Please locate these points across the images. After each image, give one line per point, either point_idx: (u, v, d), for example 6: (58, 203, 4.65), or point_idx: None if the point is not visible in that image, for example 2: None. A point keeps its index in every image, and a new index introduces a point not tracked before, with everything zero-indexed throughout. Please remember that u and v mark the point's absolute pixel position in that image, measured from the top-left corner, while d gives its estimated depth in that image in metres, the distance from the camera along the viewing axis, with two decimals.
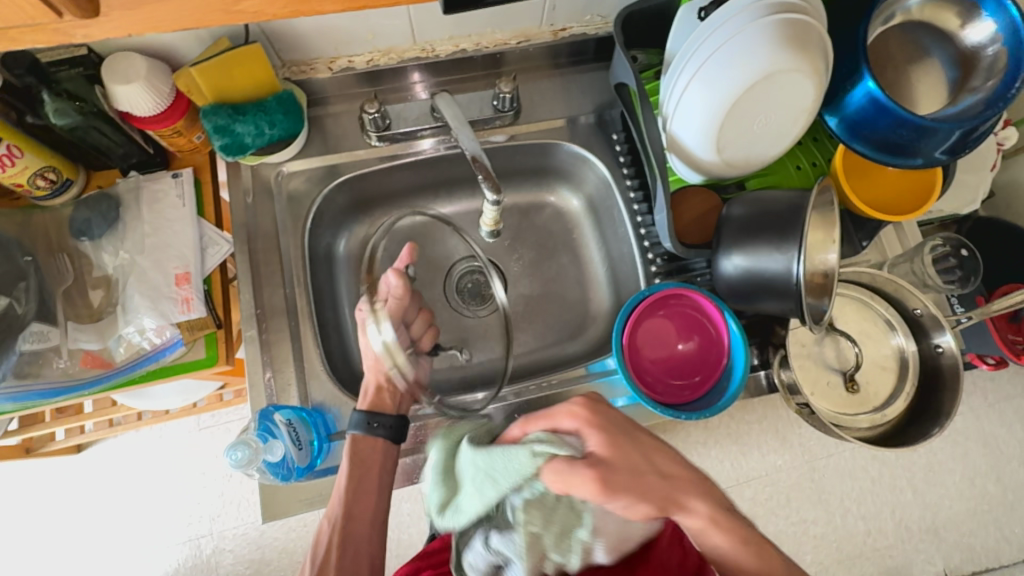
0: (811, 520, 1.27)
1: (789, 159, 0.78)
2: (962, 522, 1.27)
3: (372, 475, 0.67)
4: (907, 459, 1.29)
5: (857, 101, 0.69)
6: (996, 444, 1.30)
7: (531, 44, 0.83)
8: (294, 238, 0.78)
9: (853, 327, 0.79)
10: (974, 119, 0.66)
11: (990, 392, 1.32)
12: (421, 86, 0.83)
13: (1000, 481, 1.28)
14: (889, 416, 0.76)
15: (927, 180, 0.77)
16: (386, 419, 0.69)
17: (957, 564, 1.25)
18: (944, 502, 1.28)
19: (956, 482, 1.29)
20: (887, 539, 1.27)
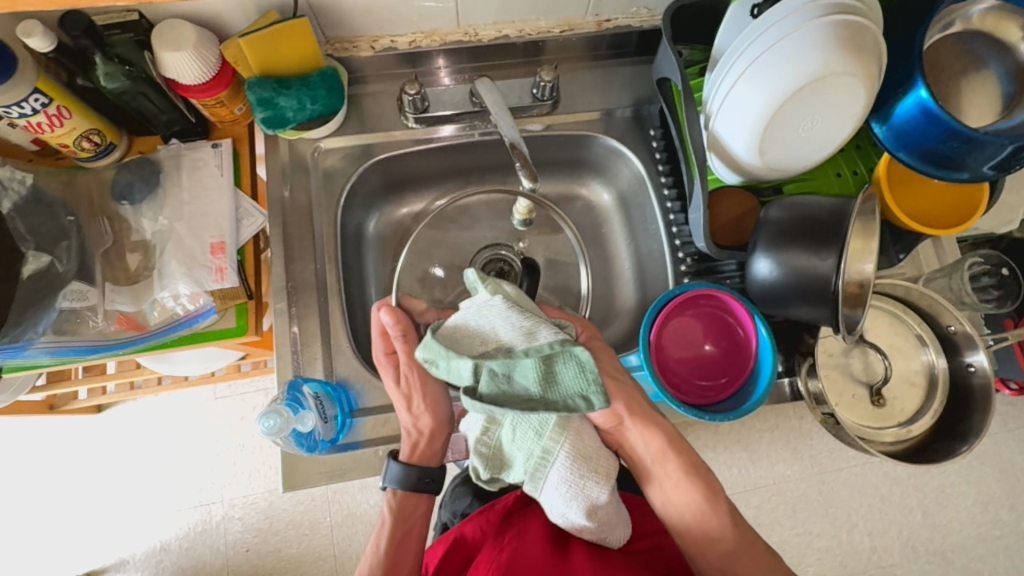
0: (817, 532, 1.27)
1: (830, 166, 0.77)
2: (971, 546, 1.26)
3: (411, 535, 0.69)
4: (918, 478, 1.28)
5: (906, 110, 0.67)
6: (1012, 470, 1.29)
7: (574, 33, 0.82)
8: (327, 214, 0.78)
9: (883, 341, 0.78)
10: None
11: (1010, 417, 1.31)
12: (450, 70, 0.83)
13: (1013, 508, 1.27)
14: (914, 432, 0.75)
15: (974, 196, 0.74)
16: (436, 473, 0.69)
17: None
18: (953, 524, 1.27)
19: (968, 505, 1.27)
20: (893, 557, 1.26)
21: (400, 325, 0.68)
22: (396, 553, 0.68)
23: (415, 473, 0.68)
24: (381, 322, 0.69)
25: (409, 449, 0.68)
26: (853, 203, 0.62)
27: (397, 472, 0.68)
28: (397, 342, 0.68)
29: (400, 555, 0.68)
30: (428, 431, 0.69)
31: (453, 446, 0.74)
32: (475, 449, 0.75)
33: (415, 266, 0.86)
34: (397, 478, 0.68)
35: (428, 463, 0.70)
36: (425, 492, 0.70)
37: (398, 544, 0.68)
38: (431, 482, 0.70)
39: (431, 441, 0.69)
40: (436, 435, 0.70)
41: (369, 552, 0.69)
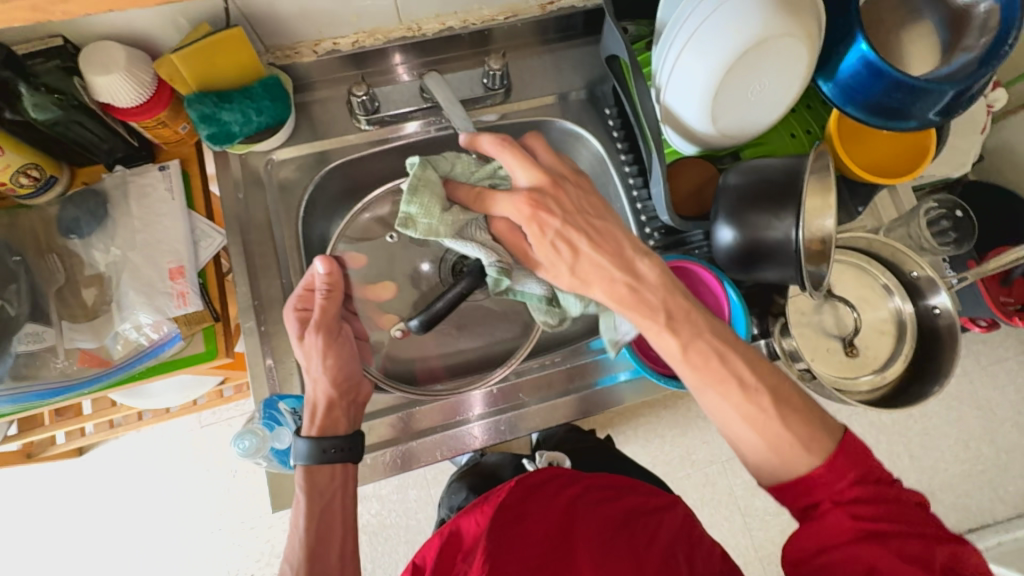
0: None
1: (783, 127, 0.78)
2: (957, 483, 1.32)
3: (333, 507, 0.65)
4: (902, 423, 1.33)
5: (850, 65, 0.68)
6: (989, 405, 1.34)
7: (519, 19, 0.81)
8: (287, 227, 0.77)
9: (851, 293, 0.79)
10: (966, 79, 0.65)
11: (982, 354, 1.36)
12: (406, 68, 0.82)
13: (994, 442, 1.33)
14: (889, 378, 0.76)
15: (920, 142, 0.76)
16: (341, 442, 0.65)
17: (953, 525, 1.31)
18: (939, 463, 1.33)
19: (951, 444, 1.33)
20: None
21: (330, 279, 0.66)
22: (320, 526, 0.64)
23: (321, 445, 0.64)
24: (312, 277, 0.67)
25: (309, 419, 0.66)
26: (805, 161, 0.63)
27: (308, 446, 0.64)
28: (321, 294, 0.67)
29: (324, 529, 0.64)
30: (326, 402, 0.66)
31: (442, 446, 0.75)
32: (478, 439, 0.75)
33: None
34: (306, 453, 0.65)
35: (331, 434, 0.66)
36: (341, 464, 0.66)
37: (318, 519, 0.64)
38: (344, 451, 0.66)
39: (331, 410, 0.67)
40: (340, 400, 0.68)
41: (292, 529, 0.64)
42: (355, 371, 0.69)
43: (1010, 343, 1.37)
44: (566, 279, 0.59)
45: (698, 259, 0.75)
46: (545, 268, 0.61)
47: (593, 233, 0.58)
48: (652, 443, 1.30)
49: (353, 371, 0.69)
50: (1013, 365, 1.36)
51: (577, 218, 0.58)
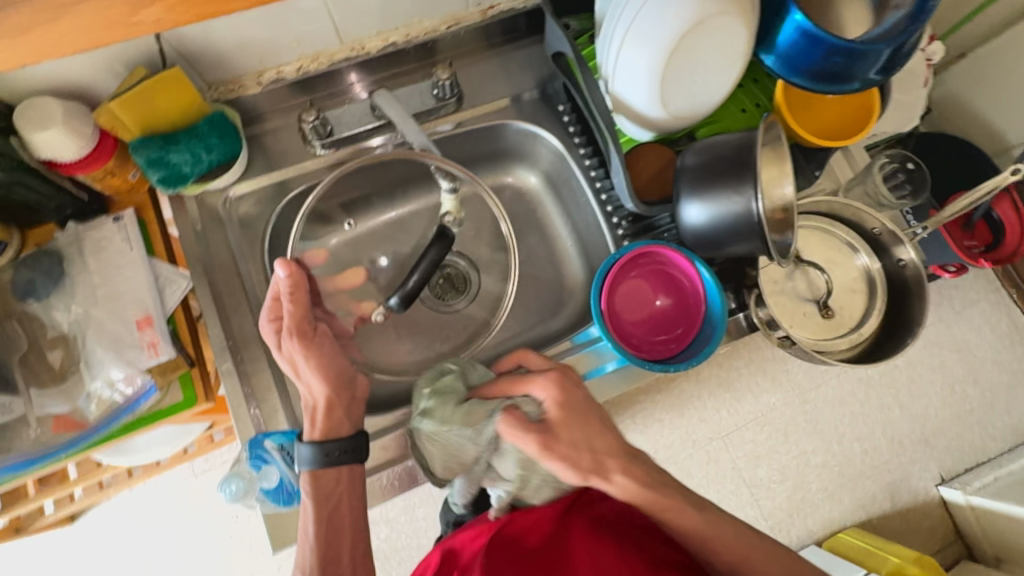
0: (811, 450, 1.35)
1: (733, 103, 0.80)
2: (948, 426, 1.37)
3: (341, 509, 0.65)
4: (889, 376, 1.37)
5: (788, 36, 0.70)
6: (968, 347, 1.40)
7: (462, 27, 0.81)
8: (254, 262, 0.76)
9: (819, 257, 0.81)
10: (900, 35, 0.67)
11: (955, 299, 1.41)
12: (362, 86, 0.82)
13: (977, 381, 1.39)
14: (866, 335, 0.78)
15: (865, 101, 0.78)
16: (344, 443, 0.65)
17: (951, 467, 1.36)
18: (930, 410, 1.37)
19: (938, 389, 1.38)
20: (883, 455, 1.36)
21: (294, 281, 0.63)
22: (328, 531, 0.64)
23: (325, 449, 0.64)
24: (276, 284, 0.64)
25: (310, 423, 0.66)
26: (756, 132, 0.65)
27: (312, 450, 0.64)
28: (287, 299, 0.64)
29: (333, 532, 0.65)
30: (325, 402, 0.65)
31: None
32: None
33: (361, 295, 0.85)
34: (310, 457, 0.64)
35: (337, 435, 0.66)
36: (346, 466, 0.66)
37: (326, 523, 0.64)
38: (350, 452, 0.65)
39: (329, 410, 0.66)
40: (337, 399, 0.66)
41: (302, 536, 0.65)
42: (346, 366, 0.68)
43: (978, 284, 1.43)
44: (571, 472, 0.61)
45: (668, 243, 0.75)
46: (554, 458, 0.61)
47: (599, 435, 0.63)
48: (652, 429, 1.31)
49: (340, 370, 0.67)
50: (983, 305, 1.43)
51: (593, 412, 0.64)
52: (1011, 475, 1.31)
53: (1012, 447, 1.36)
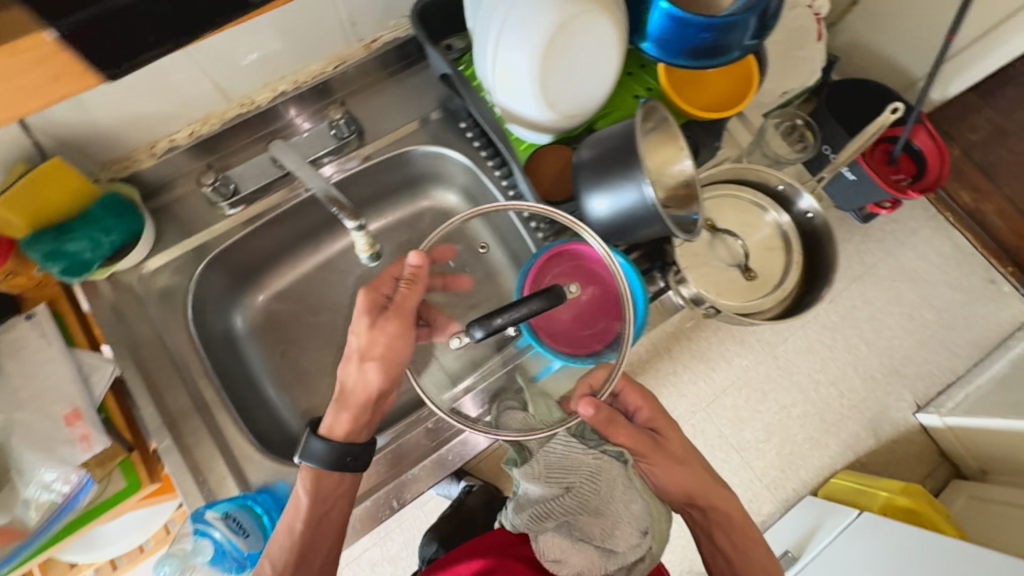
0: (790, 403, 1.38)
1: (625, 91, 0.81)
2: (914, 353, 1.41)
3: (332, 512, 0.65)
4: (849, 317, 1.42)
5: (659, 24, 0.73)
6: (919, 274, 1.45)
7: (349, 64, 0.82)
8: (180, 332, 0.75)
9: (732, 224, 0.83)
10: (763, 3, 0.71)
11: (897, 232, 1.47)
12: (305, 115, 0.83)
13: (934, 305, 1.44)
14: (789, 289, 0.81)
15: (746, 71, 0.81)
16: (360, 451, 0.65)
17: (924, 393, 1.40)
18: (894, 342, 1.42)
19: (898, 320, 1.43)
20: (859, 393, 1.40)
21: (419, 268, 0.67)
22: (317, 531, 0.64)
23: (338, 450, 0.64)
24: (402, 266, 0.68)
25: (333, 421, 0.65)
26: (636, 119, 0.66)
27: (319, 449, 0.64)
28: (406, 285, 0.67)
29: (319, 535, 0.64)
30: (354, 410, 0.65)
31: (401, 491, 0.75)
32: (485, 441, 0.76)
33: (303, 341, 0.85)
34: (318, 455, 0.64)
35: (353, 440, 0.66)
36: (352, 471, 0.66)
37: (316, 524, 0.63)
38: (358, 461, 0.65)
39: (358, 413, 0.66)
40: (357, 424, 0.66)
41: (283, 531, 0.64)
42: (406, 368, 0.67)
43: (915, 214, 1.50)
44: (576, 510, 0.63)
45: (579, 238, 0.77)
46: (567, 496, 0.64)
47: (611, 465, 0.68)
48: None
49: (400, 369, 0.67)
50: (924, 233, 1.48)
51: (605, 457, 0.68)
52: (979, 390, 1.35)
53: (977, 362, 1.40)
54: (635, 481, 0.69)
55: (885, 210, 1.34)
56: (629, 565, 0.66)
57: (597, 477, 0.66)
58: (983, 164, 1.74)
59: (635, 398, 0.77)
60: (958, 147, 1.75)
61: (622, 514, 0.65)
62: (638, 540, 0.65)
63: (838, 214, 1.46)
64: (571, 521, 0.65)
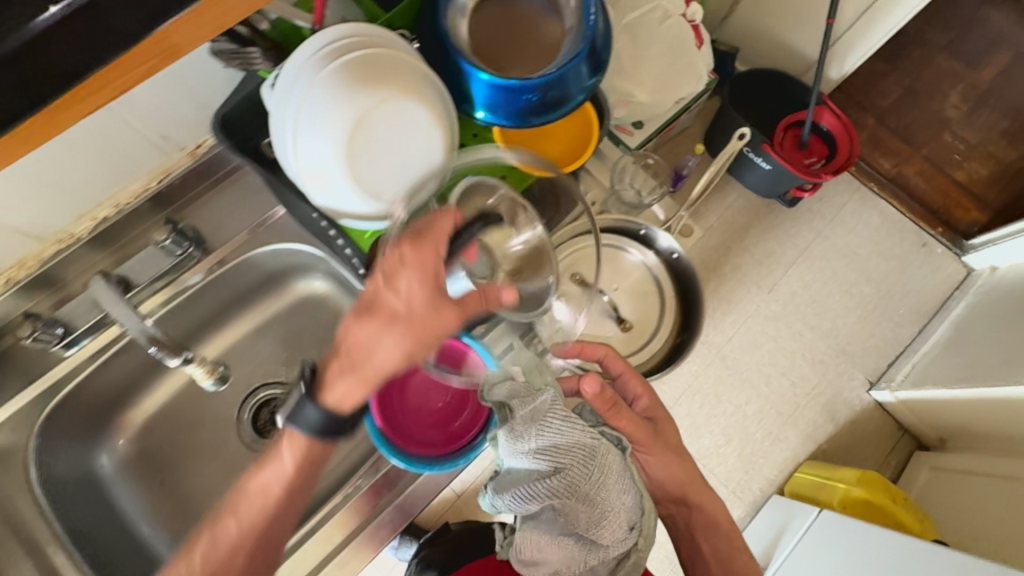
0: (745, 401, 1.35)
1: (474, 154, 0.78)
2: (857, 330, 1.40)
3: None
4: (789, 304, 1.41)
5: (482, 93, 0.71)
6: (852, 251, 1.44)
7: (175, 175, 0.78)
8: (27, 493, 0.71)
9: (602, 276, 0.80)
10: (582, 51, 0.70)
11: (823, 212, 1.46)
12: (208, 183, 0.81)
13: (870, 279, 1.43)
14: (666, 333, 0.79)
15: (585, 117, 0.79)
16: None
17: (875, 368, 1.38)
18: (837, 322, 1.40)
19: (839, 299, 1.41)
20: (812, 380, 1.37)
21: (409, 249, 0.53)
22: None
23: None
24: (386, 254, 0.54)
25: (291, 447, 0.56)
26: (447, 201, 0.63)
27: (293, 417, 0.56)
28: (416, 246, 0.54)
29: None
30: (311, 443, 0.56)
31: None
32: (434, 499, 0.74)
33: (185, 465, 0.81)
34: None
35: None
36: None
37: None
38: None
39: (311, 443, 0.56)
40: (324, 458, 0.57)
41: None
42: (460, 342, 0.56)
43: (840, 188, 1.49)
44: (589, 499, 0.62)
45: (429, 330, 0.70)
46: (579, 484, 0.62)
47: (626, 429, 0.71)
48: None
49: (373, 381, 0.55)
50: (850, 208, 1.47)
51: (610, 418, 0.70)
52: (925, 358, 1.35)
53: (921, 330, 1.40)
54: (630, 467, 0.67)
55: (807, 193, 1.35)
56: (613, 558, 0.66)
57: (593, 457, 0.63)
58: (898, 129, 1.65)
59: (636, 386, 0.74)
60: (871, 116, 1.65)
61: (612, 504, 0.63)
62: (624, 531, 0.65)
63: (762, 201, 1.44)
64: (565, 506, 0.63)
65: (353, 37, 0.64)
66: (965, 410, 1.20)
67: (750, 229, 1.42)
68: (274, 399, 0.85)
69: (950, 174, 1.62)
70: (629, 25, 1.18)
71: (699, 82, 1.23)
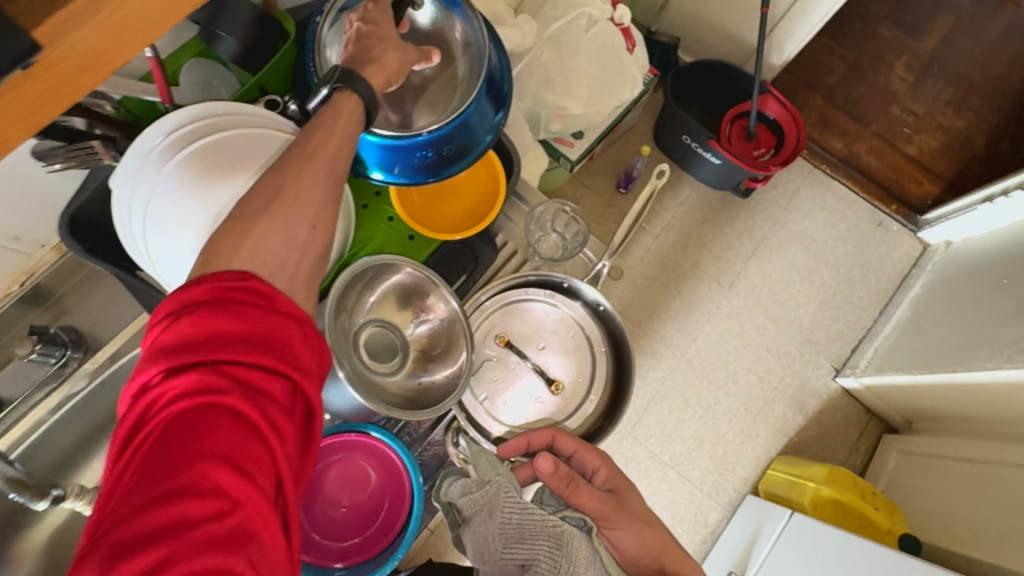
0: (713, 402, 1.26)
1: (377, 215, 0.71)
2: (821, 317, 1.32)
3: None
4: (749, 295, 1.32)
5: (372, 153, 0.63)
6: (811, 237, 1.36)
7: (40, 275, 0.72)
8: None
9: (527, 335, 0.76)
10: (478, 94, 0.64)
11: (779, 198, 1.38)
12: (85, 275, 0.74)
13: (830, 263, 1.35)
14: (600, 389, 0.74)
15: (491, 168, 0.75)
16: None
17: (841, 355, 1.30)
18: (800, 310, 1.32)
19: (799, 287, 1.33)
20: (779, 373, 1.28)
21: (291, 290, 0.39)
22: None
23: None
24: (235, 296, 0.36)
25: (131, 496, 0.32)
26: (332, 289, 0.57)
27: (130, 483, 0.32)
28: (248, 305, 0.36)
29: None
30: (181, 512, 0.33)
31: None
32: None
33: None
34: None
35: None
36: None
37: None
38: None
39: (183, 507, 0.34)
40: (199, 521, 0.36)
41: None
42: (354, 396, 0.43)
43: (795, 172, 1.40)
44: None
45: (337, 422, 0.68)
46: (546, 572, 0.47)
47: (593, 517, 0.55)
48: None
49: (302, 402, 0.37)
50: (805, 192, 1.39)
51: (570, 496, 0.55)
52: (887, 341, 1.25)
53: (882, 311, 1.32)
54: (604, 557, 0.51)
55: (761, 183, 1.28)
56: None
57: (558, 545, 0.47)
58: (847, 108, 1.45)
59: (591, 458, 0.60)
60: (818, 95, 1.45)
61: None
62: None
63: (717, 194, 1.37)
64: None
65: (199, 116, 0.56)
66: (927, 392, 1.11)
67: (707, 224, 1.35)
68: None
69: (900, 149, 1.43)
70: (553, 35, 1.10)
71: (634, 88, 1.16)
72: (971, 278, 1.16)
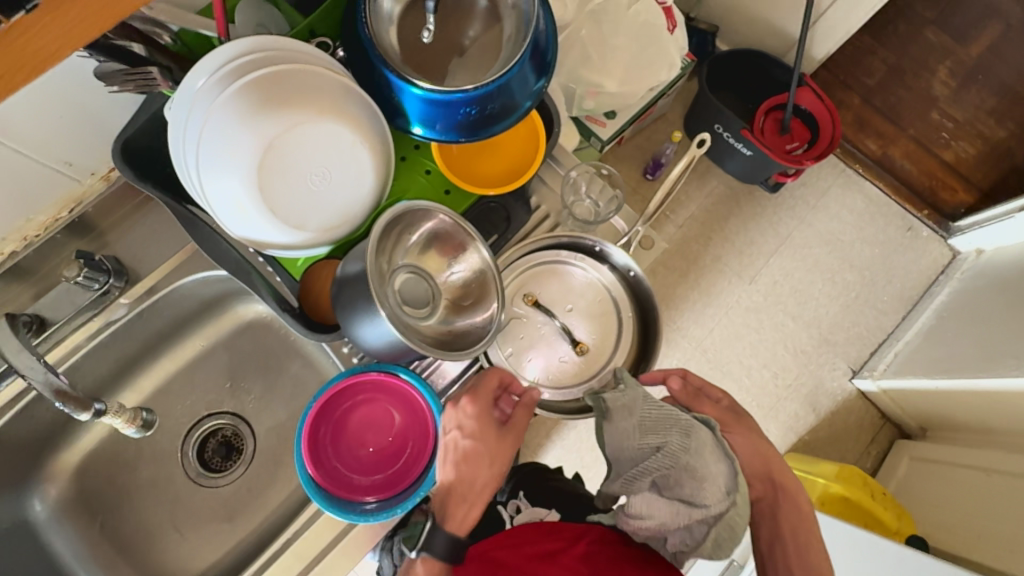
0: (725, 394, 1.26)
1: (415, 169, 0.72)
2: (841, 320, 1.30)
3: None
4: (770, 291, 1.31)
5: (415, 107, 0.64)
6: (836, 238, 1.34)
7: (86, 204, 0.75)
8: None
9: (556, 297, 0.77)
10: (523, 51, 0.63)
11: (808, 195, 1.36)
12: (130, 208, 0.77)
13: (854, 265, 1.33)
14: (625, 356, 0.75)
15: (532, 127, 0.75)
16: None
17: (858, 357, 1.28)
18: (820, 310, 1.30)
19: (821, 287, 1.31)
20: (794, 370, 1.28)
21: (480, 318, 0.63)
22: None
23: None
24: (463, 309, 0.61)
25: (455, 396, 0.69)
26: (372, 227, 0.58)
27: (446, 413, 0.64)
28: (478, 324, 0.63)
29: None
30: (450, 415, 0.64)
31: None
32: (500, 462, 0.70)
33: (127, 503, 0.78)
34: None
35: None
36: None
37: None
38: None
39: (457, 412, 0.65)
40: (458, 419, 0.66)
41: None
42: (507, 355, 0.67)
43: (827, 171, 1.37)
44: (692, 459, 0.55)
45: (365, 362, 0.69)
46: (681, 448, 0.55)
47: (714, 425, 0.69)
48: None
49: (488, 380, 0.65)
50: (834, 191, 1.37)
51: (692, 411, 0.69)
52: (907, 348, 1.24)
53: (904, 317, 1.30)
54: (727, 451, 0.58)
55: (790, 178, 1.27)
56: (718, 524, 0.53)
57: (689, 435, 0.56)
58: (885, 109, 1.42)
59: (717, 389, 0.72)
60: (856, 95, 1.43)
61: (710, 472, 0.54)
62: (726, 507, 0.53)
63: (745, 186, 1.35)
64: (665, 479, 0.54)
65: (254, 52, 0.58)
66: (943, 398, 1.09)
67: (732, 216, 1.34)
68: (223, 430, 0.83)
69: (937, 154, 1.40)
70: (594, 11, 1.07)
71: (671, 70, 1.15)
72: (999, 288, 1.14)
